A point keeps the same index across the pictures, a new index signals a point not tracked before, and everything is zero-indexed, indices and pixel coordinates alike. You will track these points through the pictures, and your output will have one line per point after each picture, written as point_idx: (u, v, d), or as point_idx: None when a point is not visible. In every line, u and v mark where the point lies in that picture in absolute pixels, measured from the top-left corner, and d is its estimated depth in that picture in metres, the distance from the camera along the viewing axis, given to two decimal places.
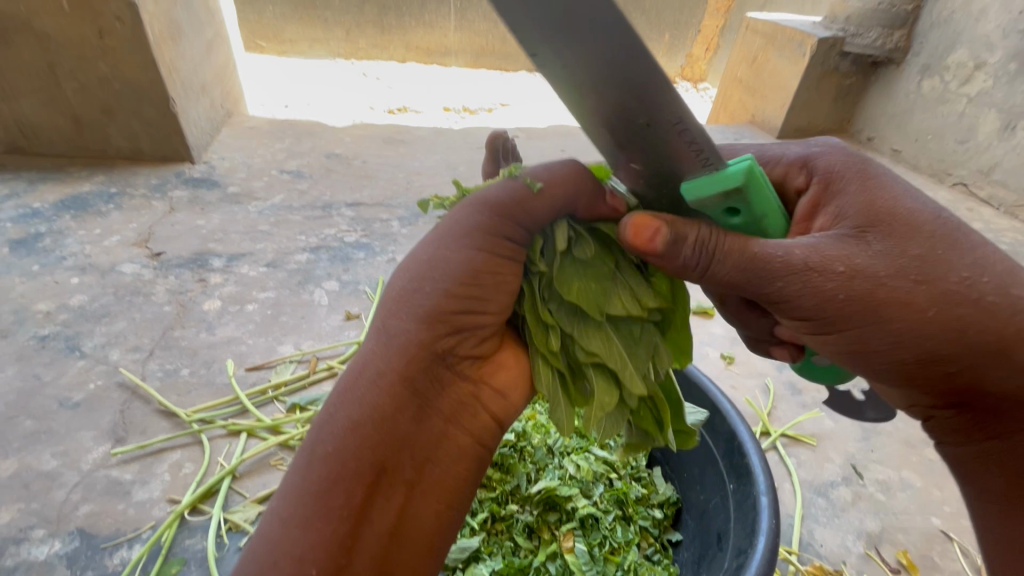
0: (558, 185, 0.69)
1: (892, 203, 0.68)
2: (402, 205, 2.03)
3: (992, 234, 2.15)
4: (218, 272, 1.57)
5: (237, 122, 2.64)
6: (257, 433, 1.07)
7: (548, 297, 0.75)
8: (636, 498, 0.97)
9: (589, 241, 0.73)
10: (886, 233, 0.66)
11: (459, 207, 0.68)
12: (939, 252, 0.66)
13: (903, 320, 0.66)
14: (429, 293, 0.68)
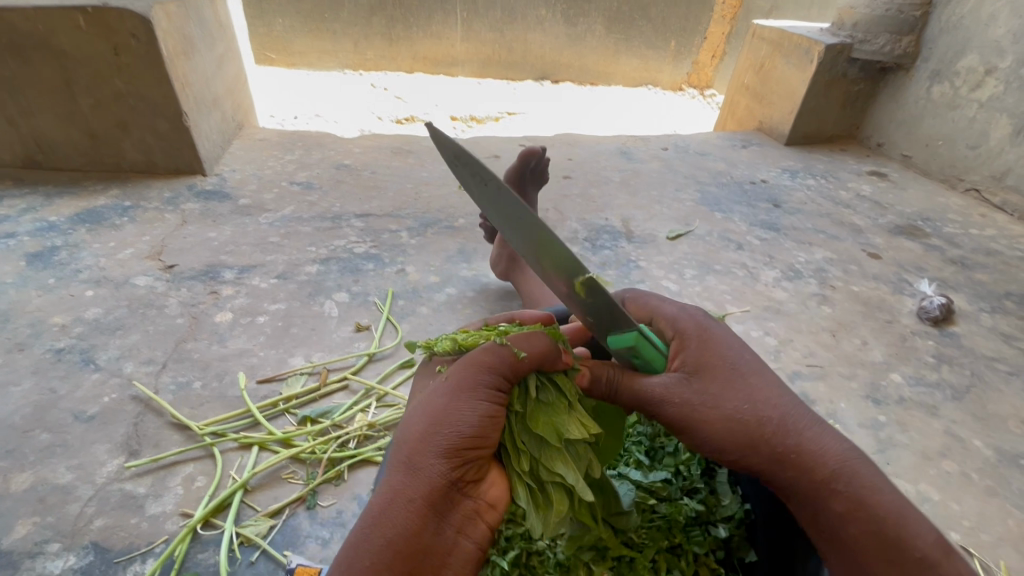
0: (536, 347, 0.72)
1: (712, 349, 0.76)
2: (411, 216, 2.05)
3: (1006, 240, 2.12)
4: (230, 284, 1.59)
5: (248, 134, 2.68)
6: (268, 446, 1.08)
7: (523, 425, 0.74)
8: (691, 519, 0.83)
9: (552, 382, 0.76)
10: (696, 369, 0.75)
11: (458, 366, 0.68)
12: (725, 382, 0.74)
13: (709, 429, 0.72)
14: (451, 430, 0.64)
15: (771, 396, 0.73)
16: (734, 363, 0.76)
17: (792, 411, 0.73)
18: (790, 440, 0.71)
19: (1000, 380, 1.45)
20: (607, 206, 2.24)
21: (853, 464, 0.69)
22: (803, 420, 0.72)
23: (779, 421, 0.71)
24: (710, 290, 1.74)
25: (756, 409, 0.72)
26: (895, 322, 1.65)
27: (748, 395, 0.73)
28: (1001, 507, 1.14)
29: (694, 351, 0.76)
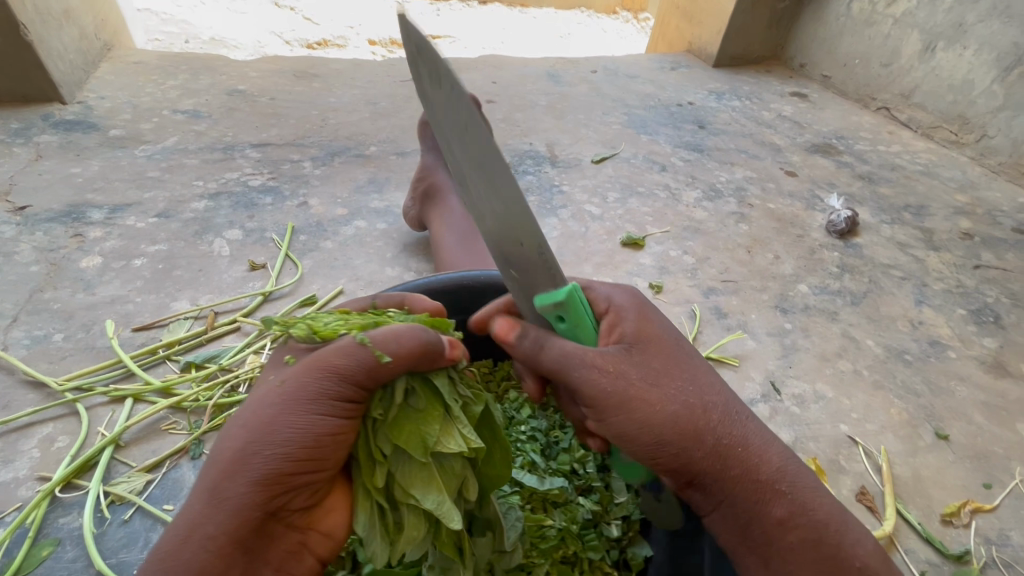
0: (406, 348, 0.60)
1: (655, 327, 0.71)
2: (316, 145, 1.85)
3: (909, 156, 2.21)
4: (98, 225, 1.38)
5: (119, 56, 2.30)
6: (144, 398, 0.97)
7: (386, 435, 0.64)
8: (587, 521, 0.83)
9: (425, 386, 0.66)
10: (642, 349, 0.68)
11: (296, 371, 0.58)
12: (670, 363, 0.69)
13: (649, 417, 0.65)
14: (273, 448, 0.57)
15: (716, 383, 0.71)
16: (673, 344, 0.71)
17: (738, 404, 0.72)
18: (737, 431, 0.69)
19: (894, 285, 1.54)
20: (532, 130, 2.12)
21: (790, 459, 0.72)
22: (748, 414, 0.72)
23: (732, 413, 0.70)
24: (632, 213, 1.71)
25: (707, 397, 0.69)
26: (806, 236, 1.69)
27: (702, 381, 0.70)
28: (886, 397, 1.22)
29: (642, 324, 0.71)
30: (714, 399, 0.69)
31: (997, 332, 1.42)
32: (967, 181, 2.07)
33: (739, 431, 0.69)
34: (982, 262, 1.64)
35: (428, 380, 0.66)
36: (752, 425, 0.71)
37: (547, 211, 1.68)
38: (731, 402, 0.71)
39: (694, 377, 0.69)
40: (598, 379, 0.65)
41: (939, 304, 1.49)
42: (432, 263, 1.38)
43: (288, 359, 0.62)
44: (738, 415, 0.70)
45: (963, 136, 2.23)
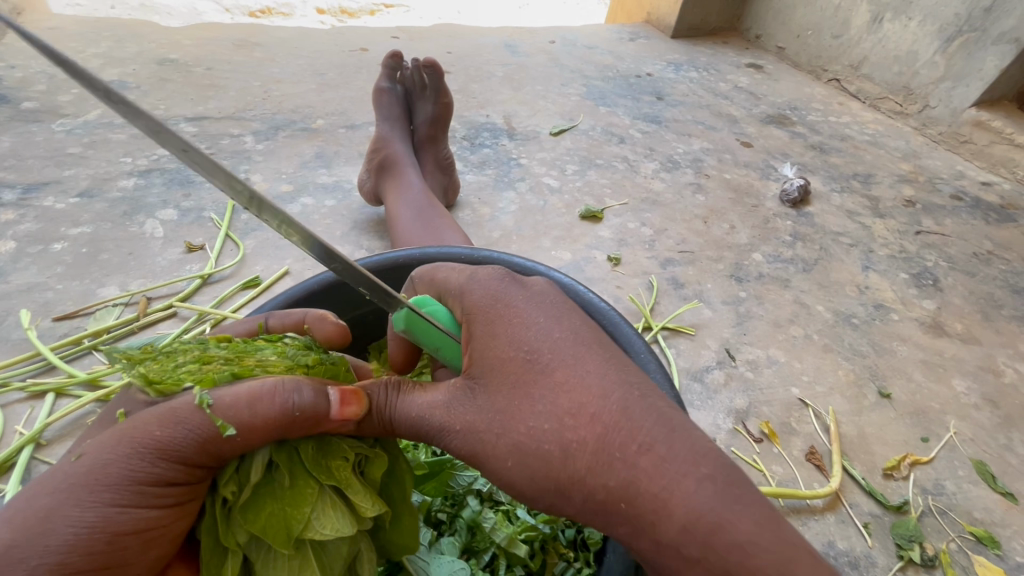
0: (266, 420, 0.50)
1: (507, 340, 0.57)
2: (259, 117, 1.73)
3: (857, 126, 2.26)
4: (11, 207, 1.27)
5: (31, 22, 2.09)
6: (68, 392, 0.91)
7: (244, 521, 0.54)
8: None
9: (289, 455, 0.56)
10: (488, 383, 0.56)
11: (101, 445, 0.48)
12: (517, 398, 0.54)
13: (506, 476, 0.54)
14: (44, 551, 0.44)
15: (593, 396, 0.52)
16: (525, 362, 0.55)
17: (631, 424, 0.50)
18: (621, 469, 0.49)
19: (843, 251, 1.58)
20: (488, 102, 2.05)
21: (712, 496, 0.47)
22: (652, 432, 0.50)
23: (612, 443, 0.50)
24: (591, 185, 1.69)
25: (564, 432, 0.52)
26: (760, 206, 1.72)
27: (563, 410, 0.52)
28: (834, 360, 1.26)
29: (490, 336, 0.58)
30: (577, 434, 0.51)
31: (936, 294, 1.48)
32: (910, 150, 2.14)
33: (623, 471, 0.49)
34: (924, 228, 1.71)
35: (299, 451, 0.57)
36: (655, 449, 0.49)
37: (505, 184, 1.63)
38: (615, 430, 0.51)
39: (550, 404, 0.53)
40: (449, 435, 0.56)
41: (884, 269, 1.54)
42: (386, 240, 1.32)
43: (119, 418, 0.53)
44: (621, 447, 0.50)
45: (908, 106, 2.30)
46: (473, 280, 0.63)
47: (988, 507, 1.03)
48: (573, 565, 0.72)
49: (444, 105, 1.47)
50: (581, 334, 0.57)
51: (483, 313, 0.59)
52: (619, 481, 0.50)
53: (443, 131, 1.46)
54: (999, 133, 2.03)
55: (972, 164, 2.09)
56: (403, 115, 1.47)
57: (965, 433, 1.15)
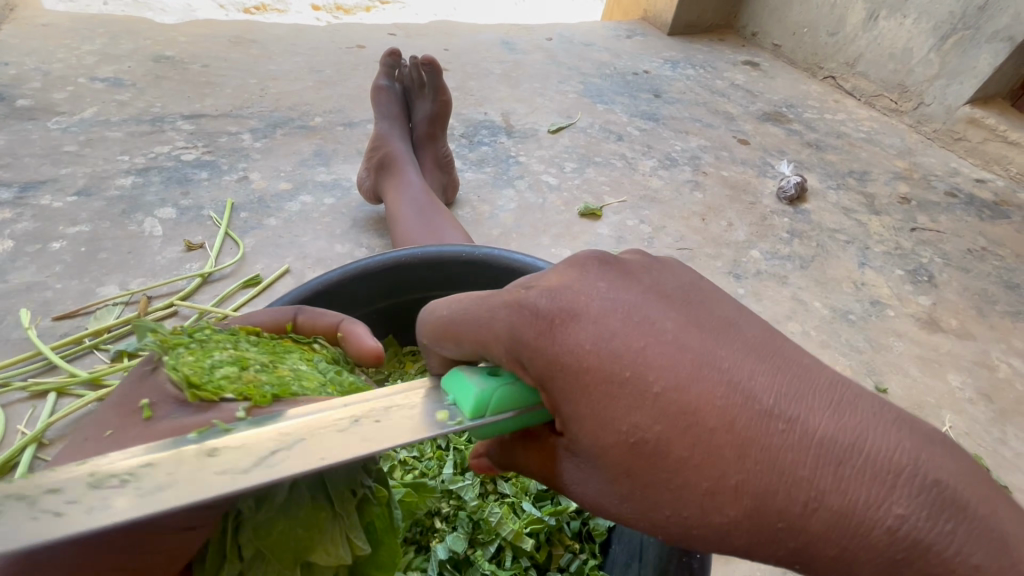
0: None
1: (589, 401, 0.43)
2: (256, 115, 1.72)
3: (853, 123, 2.28)
4: (8, 206, 1.26)
5: (24, 19, 2.06)
6: (70, 391, 0.91)
7: (255, 535, 0.53)
8: (541, 492, 0.78)
9: (316, 481, 0.56)
10: (595, 458, 0.44)
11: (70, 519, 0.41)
12: (639, 481, 0.43)
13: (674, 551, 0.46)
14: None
15: (723, 464, 0.39)
16: (628, 433, 0.42)
17: (796, 478, 0.38)
18: (821, 537, 0.38)
19: (839, 248, 1.59)
20: (486, 100, 2.05)
21: (934, 522, 0.36)
22: (821, 480, 0.38)
23: (787, 511, 0.38)
24: (589, 183, 1.70)
25: (712, 514, 0.40)
26: (757, 203, 1.73)
27: (705, 488, 0.40)
28: (831, 356, 1.28)
29: (579, 405, 0.44)
30: (732, 514, 0.40)
31: (931, 290, 1.50)
32: (905, 147, 2.15)
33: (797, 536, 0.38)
34: (919, 224, 1.73)
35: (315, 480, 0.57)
36: (835, 498, 0.37)
37: (504, 182, 1.64)
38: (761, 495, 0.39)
39: (677, 487, 0.41)
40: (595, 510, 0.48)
41: (880, 265, 1.55)
42: (386, 238, 1.33)
43: (142, 412, 0.49)
44: (780, 513, 0.38)
45: (903, 104, 2.31)
46: (497, 327, 0.46)
47: None
48: (579, 557, 0.73)
49: (443, 103, 1.47)
50: (681, 363, 0.41)
51: (548, 373, 0.44)
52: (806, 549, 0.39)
53: (442, 128, 1.46)
54: (993, 131, 2.05)
55: (966, 162, 2.11)
56: (401, 113, 1.46)
57: (961, 428, 1.17)
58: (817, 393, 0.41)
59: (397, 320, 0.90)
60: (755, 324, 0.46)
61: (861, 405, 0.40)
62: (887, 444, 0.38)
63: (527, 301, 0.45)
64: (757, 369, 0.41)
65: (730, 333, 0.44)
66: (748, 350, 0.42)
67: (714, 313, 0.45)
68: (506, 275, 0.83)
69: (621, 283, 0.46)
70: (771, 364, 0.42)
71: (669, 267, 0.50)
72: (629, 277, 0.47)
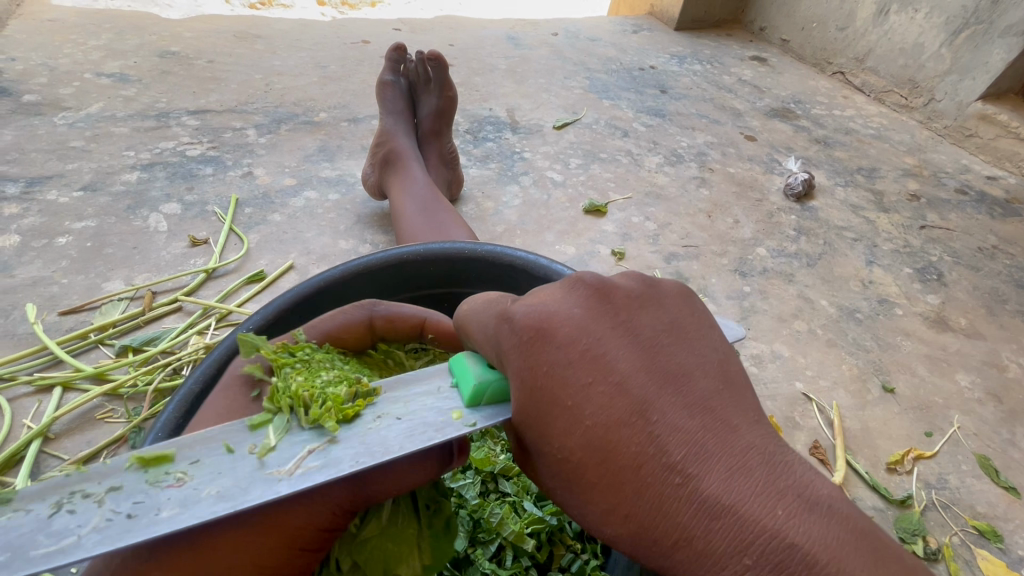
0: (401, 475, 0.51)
1: (545, 408, 0.46)
2: (261, 111, 1.72)
3: (862, 120, 2.25)
4: (14, 201, 1.27)
5: (31, 14, 2.07)
6: (76, 385, 0.92)
7: (352, 548, 0.56)
8: (542, 492, 0.77)
9: (409, 500, 0.60)
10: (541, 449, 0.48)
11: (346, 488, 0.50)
12: (563, 477, 0.47)
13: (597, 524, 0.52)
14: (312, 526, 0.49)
15: (630, 485, 0.43)
16: (564, 444, 0.45)
17: (672, 521, 0.41)
18: (682, 565, 0.41)
19: (847, 246, 1.58)
20: (491, 95, 2.04)
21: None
22: (691, 527, 0.41)
23: (661, 540, 0.42)
24: (595, 179, 1.69)
25: (610, 523, 0.45)
26: (764, 200, 1.71)
27: (606, 504, 0.44)
28: (838, 355, 1.26)
29: (533, 413, 0.47)
30: (619, 530, 0.44)
31: (940, 288, 1.48)
32: (915, 143, 2.13)
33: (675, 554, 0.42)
34: (928, 222, 1.70)
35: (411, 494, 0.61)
36: (701, 543, 0.40)
37: (508, 178, 1.63)
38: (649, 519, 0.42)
39: (588, 493, 0.45)
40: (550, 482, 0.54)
41: (888, 264, 1.54)
42: (390, 234, 1.32)
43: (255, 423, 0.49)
44: (660, 537, 0.42)
45: (913, 100, 2.28)
46: (496, 324, 0.50)
47: (991, 501, 1.04)
48: (580, 556, 0.72)
49: (449, 99, 1.46)
50: (610, 403, 0.44)
51: (517, 380, 0.47)
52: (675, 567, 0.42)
53: (446, 125, 1.45)
54: (1005, 127, 2.01)
55: (977, 158, 2.08)
56: (406, 108, 1.45)
57: (969, 428, 1.16)
58: (725, 454, 0.42)
59: None
60: (712, 380, 0.47)
61: (763, 472, 0.42)
62: (763, 509, 0.40)
63: (513, 315, 0.49)
64: (680, 422, 0.43)
65: (681, 382, 0.45)
66: (682, 402, 0.44)
67: (673, 362, 0.47)
68: (510, 271, 0.82)
69: (594, 314, 0.48)
70: (697, 419, 0.44)
71: (658, 308, 0.51)
72: (608, 305, 0.49)
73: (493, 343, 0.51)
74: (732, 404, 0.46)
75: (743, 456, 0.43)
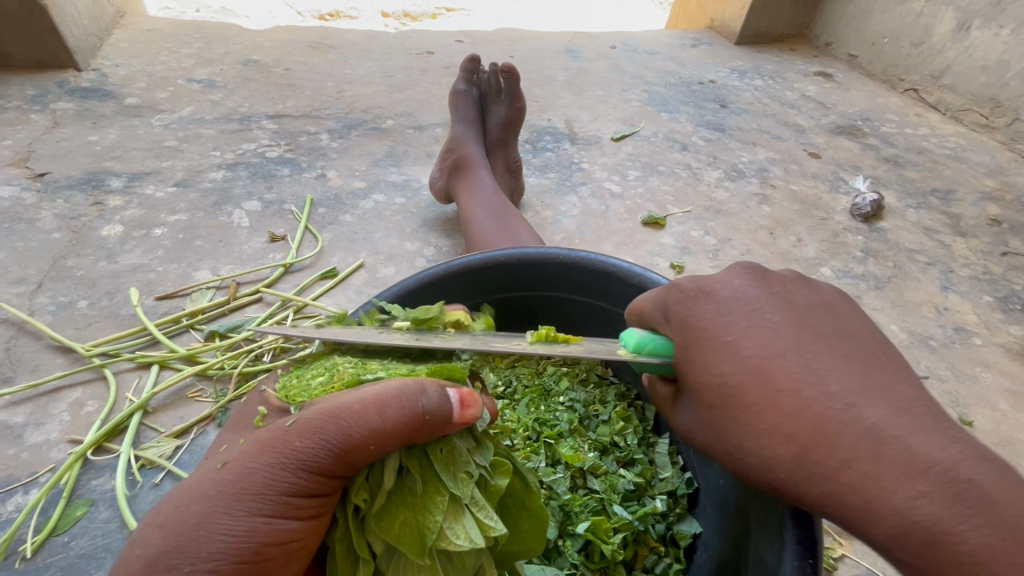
0: (347, 415, 0.48)
1: (709, 345, 0.55)
2: (333, 117, 1.81)
3: (937, 139, 2.15)
4: (118, 193, 1.39)
5: (132, 24, 2.27)
6: (170, 364, 1.01)
7: (377, 529, 0.52)
8: (628, 492, 0.77)
9: (420, 458, 0.54)
10: (702, 402, 0.57)
11: (264, 451, 0.48)
12: (726, 411, 0.54)
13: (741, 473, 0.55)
14: (251, 477, 0.48)
15: (792, 413, 0.49)
16: (730, 381, 0.53)
17: (837, 442, 0.47)
18: (846, 493, 0.46)
19: (919, 269, 1.51)
20: (550, 106, 2.08)
21: (956, 517, 0.41)
22: (854, 448, 0.46)
23: (824, 463, 0.47)
24: (653, 192, 1.68)
25: (767, 450, 0.51)
26: (829, 219, 1.66)
27: (763, 428, 0.51)
28: None
29: (690, 355, 0.57)
30: (780, 453, 0.50)
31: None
32: (996, 165, 2.01)
33: (843, 476, 0.46)
34: (1011, 249, 1.61)
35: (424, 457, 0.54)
36: (865, 464, 0.45)
37: (567, 188, 1.65)
38: (811, 442, 0.48)
39: (746, 425, 0.52)
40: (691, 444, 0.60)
41: (965, 290, 1.46)
42: (454, 238, 1.37)
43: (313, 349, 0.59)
44: (819, 456, 0.48)
45: (995, 119, 2.16)
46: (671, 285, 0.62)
47: None
48: (664, 560, 0.73)
49: (518, 110, 1.50)
50: (770, 338, 0.53)
51: (679, 330, 0.59)
52: (842, 490, 0.46)
53: (514, 134, 1.50)
54: None
55: None
56: (476, 116, 1.50)
57: None
58: (890, 396, 0.47)
59: (480, 315, 0.92)
60: (872, 343, 0.53)
61: (931, 419, 0.46)
62: (936, 446, 0.44)
63: (680, 282, 0.61)
64: (839, 361, 0.50)
65: (836, 336, 0.53)
66: (841, 348, 0.51)
67: (827, 322, 0.54)
68: (599, 277, 0.85)
69: (752, 281, 0.58)
70: (856, 362, 0.50)
71: (812, 286, 0.59)
72: (765, 279, 0.58)
73: (654, 309, 0.63)
74: (891, 363, 0.52)
75: (910, 403, 0.47)
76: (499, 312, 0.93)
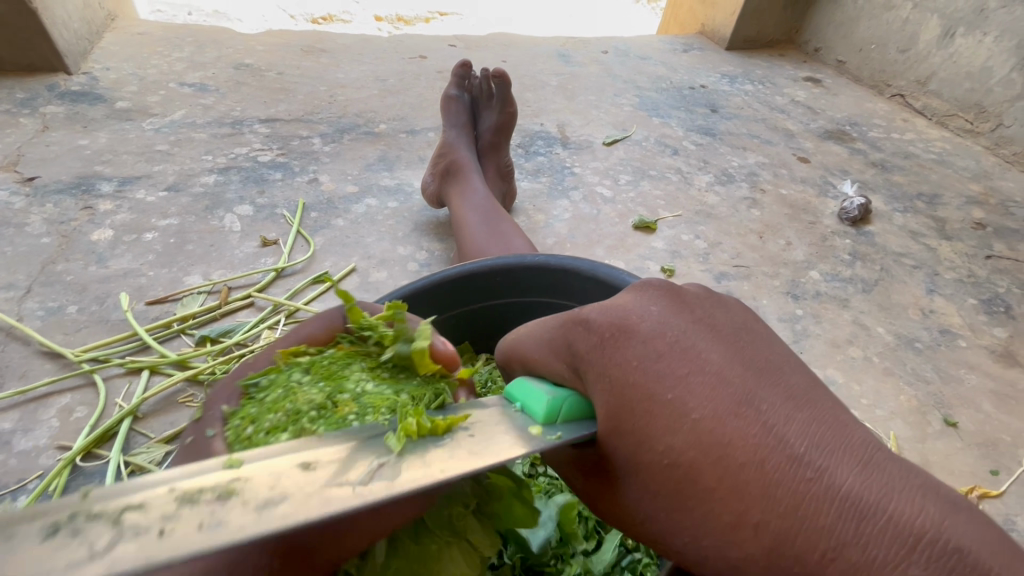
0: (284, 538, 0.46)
1: (643, 403, 0.49)
2: (326, 121, 1.81)
3: (923, 144, 2.18)
4: (109, 198, 1.38)
5: (124, 27, 2.26)
6: (161, 369, 1.01)
7: None
8: None
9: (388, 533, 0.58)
10: (646, 479, 0.50)
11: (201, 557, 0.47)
12: (683, 495, 0.48)
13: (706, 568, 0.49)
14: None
15: (758, 496, 0.44)
16: (679, 458, 0.47)
17: (811, 523, 0.42)
18: None
19: (905, 272, 1.53)
20: (542, 111, 2.09)
21: None
22: (835, 527, 0.41)
23: (803, 554, 0.42)
24: (644, 196, 1.70)
25: (736, 542, 0.45)
26: (818, 223, 1.68)
27: (729, 519, 0.45)
28: (897, 385, 1.23)
29: (628, 424, 0.50)
30: (752, 549, 0.44)
31: (1008, 322, 1.42)
32: (980, 170, 2.05)
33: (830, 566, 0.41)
34: (995, 252, 1.64)
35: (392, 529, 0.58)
36: (852, 548, 0.41)
37: (559, 193, 1.66)
38: (785, 531, 0.43)
39: (706, 513, 0.47)
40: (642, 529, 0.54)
41: (950, 293, 1.48)
42: (445, 243, 1.37)
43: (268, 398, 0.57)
44: (796, 545, 0.42)
45: (979, 125, 2.20)
46: (576, 315, 0.57)
47: None
48: None
49: (509, 115, 1.51)
50: (714, 394, 0.47)
51: (603, 391, 0.52)
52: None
53: (506, 139, 1.51)
54: None
55: None
56: (467, 120, 1.51)
57: None
58: (847, 450, 0.44)
59: (465, 324, 0.94)
60: (802, 378, 0.51)
61: (891, 469, 0.44)
62: (909, 506, 0.41)
63: (588, 318, 0.55)
64: (791, 415, 0.46)
65: (773, 376, 0.49)
66: (785, 396, 0.48)
67: (760, 358, 0.51)
68: (572, 275, 0.86)
69: (670, 310, 0.53)
70: (805, 412, 0.47)
71: (727, 308, 0.56)
72: (682, 306, 0.54)
73: (560, 351, 0.58)
74: (824, 399, 0.49)
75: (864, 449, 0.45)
76: (482, 320, 0.95)
